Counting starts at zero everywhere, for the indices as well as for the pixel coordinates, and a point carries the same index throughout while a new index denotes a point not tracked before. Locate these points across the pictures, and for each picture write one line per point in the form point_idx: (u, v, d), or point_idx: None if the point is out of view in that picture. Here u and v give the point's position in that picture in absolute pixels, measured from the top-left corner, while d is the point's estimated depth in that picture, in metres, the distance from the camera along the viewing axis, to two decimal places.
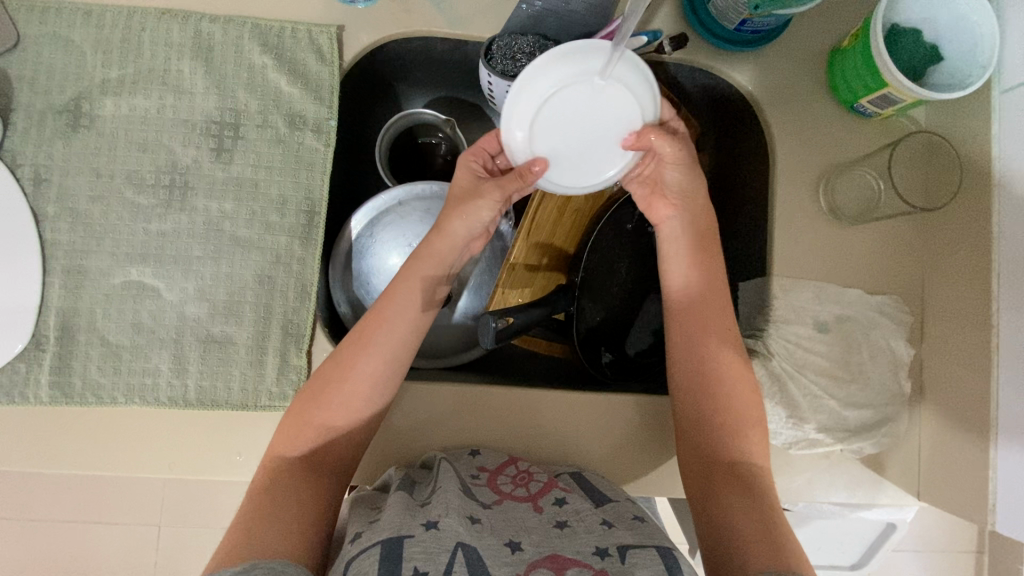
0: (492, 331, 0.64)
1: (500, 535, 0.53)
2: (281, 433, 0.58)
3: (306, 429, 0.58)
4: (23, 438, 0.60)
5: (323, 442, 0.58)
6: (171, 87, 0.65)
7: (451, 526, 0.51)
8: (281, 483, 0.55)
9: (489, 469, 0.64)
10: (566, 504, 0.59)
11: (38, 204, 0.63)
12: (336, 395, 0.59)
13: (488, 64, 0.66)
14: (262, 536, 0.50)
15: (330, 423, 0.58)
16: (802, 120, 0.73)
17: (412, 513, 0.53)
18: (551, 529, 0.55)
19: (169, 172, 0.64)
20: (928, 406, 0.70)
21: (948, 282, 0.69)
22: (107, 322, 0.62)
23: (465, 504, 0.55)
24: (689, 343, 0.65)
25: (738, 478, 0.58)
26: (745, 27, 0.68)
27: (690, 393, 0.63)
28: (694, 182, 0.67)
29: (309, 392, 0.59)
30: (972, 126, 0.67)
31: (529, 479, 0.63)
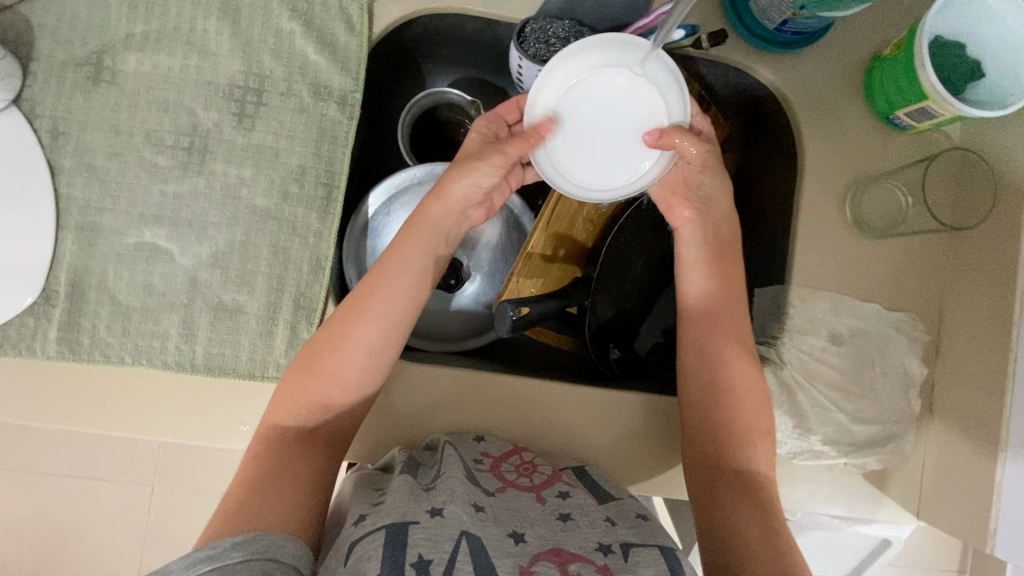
0: (509, 320, 0.64)
1: (504, 525, 0.53)
2: (275, 405, 0.58)
3: (301, 397, 0.58)
4: (27, 393, 0.60)
5: (317, 415, 0.57)
6: (195, 46, 0.64)
7: (455, 512, 0.51)
8: (276, 458, 0.55)
9: (493, 455, 0.64)
10: (569, 497, 0.59)
11: (55, 157, 0.62)
12: (327, 365, 0.58)
13: (520, 47, 0.65)
14: (256, 513, 0.49)
15: (326, 394, 0.58)
16: (834, 128, 0.71)
17: (417, 498, 0.53)
18: (554, 522, 0.55)
19: (189, 134, 0.63)
20: (938, 424, 0.70)
21: (967, 301, 0.68)
22: (118, 281, 0.62)
23: (469, 491, 0.55)
24: (702, 354, 0.64)
25: (744, 497, 0.57)
26: (786, 27, 0.66)
27: (700, 399, 0.63)
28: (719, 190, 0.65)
29: (303, 361, 0.59)
30: (1010, 147, 0.66)
31: (533, 470, 0.63)
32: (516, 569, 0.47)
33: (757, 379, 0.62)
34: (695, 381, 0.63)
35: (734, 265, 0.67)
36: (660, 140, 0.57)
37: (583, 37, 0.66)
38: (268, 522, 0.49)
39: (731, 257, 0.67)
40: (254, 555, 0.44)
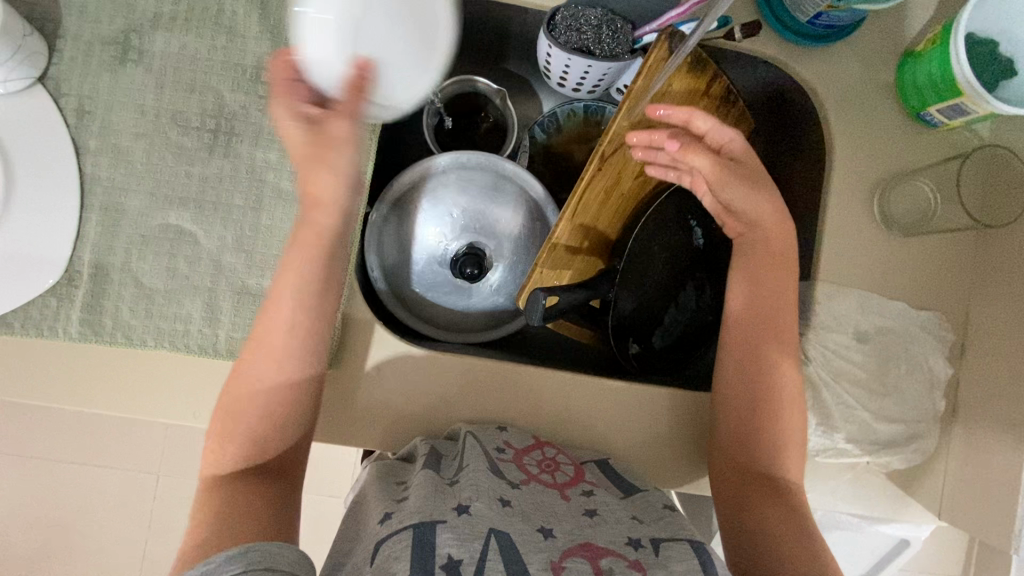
0: (541, 309, 0.65)
1: (532, 520, 0.52)
2: (215, 443, 0.52)
3: (235, 431, 0.52)
4: (53, 373, 0.60)
5: (258, 441, 0.52)
6: (223, 28, 0.63)
7: (482, 511, 0.51)
8: (230, 491, 0.50)
9: (515, 446, 0.63)
10: (593, 493, 0.59)
11: (80, 136, 0.61)
12: (257, 394, 0.52)
13: (551, 35, 0.64)
14: (237, 531, 0.46)
15: (263, 419, 0.52)
16: (864, 124, 0.71)
17: (442, 494, 0.53)
18: (580, 517, 0.55)
19: (215, 116, 0.62)
20: (962, 426, 0.69)
21: (995, 302, 0.68)
22: (142, 263, 0.61)
23: (495, 485, 0.54)
24: (744, 358, 0.63)
25: (777, 501, 0.58)
26: (819, 20, 0.66)
27: (738, 404, 0.61)
28: (758, 201, 0.64)
29: (229, 396, 0.53)
30: None
31: (556, 466, 0.62)
32: (548, 566, 0.47)
33: (794, 383, 0.61)
34: (730, 381, 0.62)
35: (786, 275, 0.64)
36: (681, 151, 0.64)
37: (614, 27, 0.66)
38: (255, 538, 0.46)
39: (776, 260, 0.64)
40: (249, 568, 0.43)
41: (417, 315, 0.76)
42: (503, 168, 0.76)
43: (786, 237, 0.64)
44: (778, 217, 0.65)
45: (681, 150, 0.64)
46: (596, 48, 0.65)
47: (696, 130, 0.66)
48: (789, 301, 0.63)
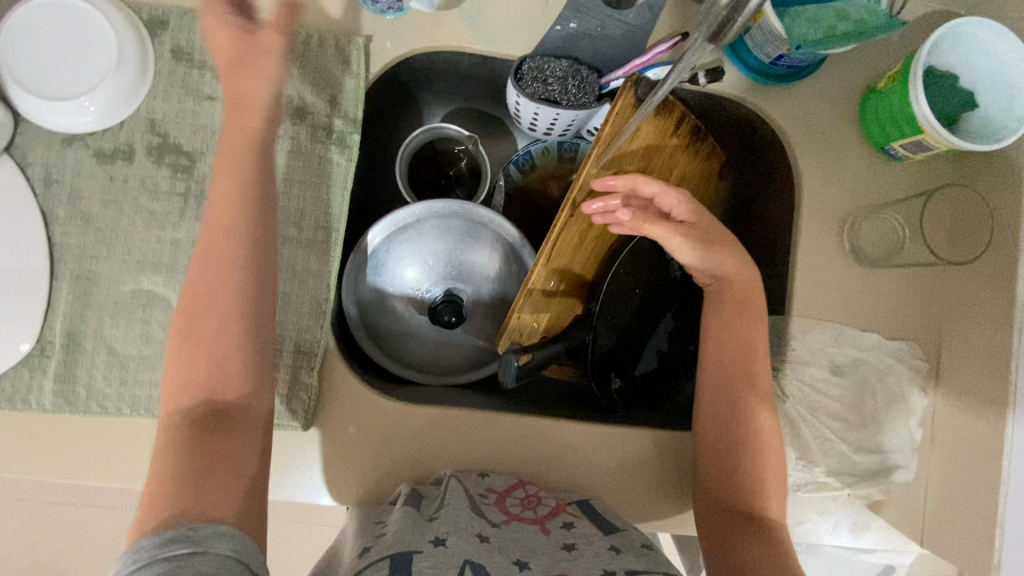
0: (513, 371, 0.70)
1: (510, 554, 0.53)
2: (174, 376, 0.49)
3: (191, 359, 0.49)
4: (29, 445, 0.60)
5: (217, 375, 0.49)
6: (191, 91, 0.63)
7: (459, 544, 0.51)
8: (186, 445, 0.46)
9: (498, 489, 0.63)
10: (573, 528, 0.59)
11: (48, 205, 0.61)
12: (211, 313, 0.49)
13: (518, 85, 0.65)
14: (201, 494, 0.44)
15: (217, 344, 0.49)
16: (830, 159, 0.72)
17: (421, 528, 0.53)
18: (558, 551, 0.55)
19: (185, 180, 0.62)
20: (938, 456, 0.70)
21: (965, 333, 0.69)
22: (115, 331, 0.61)
23: (474, 522, 0.55)
24: (720, 388, 0.64)
25: (757, 540, 0.57)
26: (782, 62, 0.66)
27: (711, 430, 0.63)
28: (715, 258, 0.66)
29: (185, 320, 0.50)
30: (987, 182, 0.68)
31: (538, 502, 0.62)
32: None
33: (769, 421, 0.62)
34: (707, 415, 0.64)
35: (756, 323, 0.65)
36: (633, 223, 0.64)
37: (581, 77, 0.66)
38: (215, 506, 0.44)
39: (749, 304, 0.65)
40: (229, 555, 0.42)
41: (396, 359, 0.76)
42: (478, 213, 0.75)
43: (752, 289, 0.66)
44: (741, 266, 0.66)
45: (633, 220, 0.64)
46: (563, 99, 0.66)
47: (642, 194, 0.66)
48: (761, 347, 0.65)
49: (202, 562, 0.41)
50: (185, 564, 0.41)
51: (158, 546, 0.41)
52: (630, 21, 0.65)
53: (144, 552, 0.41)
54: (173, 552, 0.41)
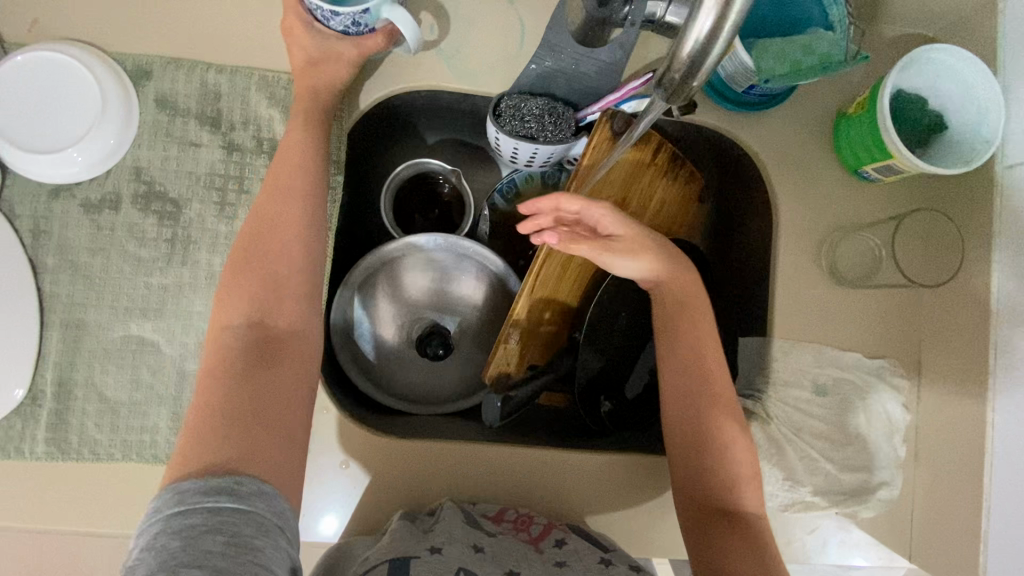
0: (497, 410, 0.74)
1: (502, 564, 0.54)
2: (223, 300, 0.53)
3: (244, 287, 0.53)
4: (21, 494, 0.60)
5: (267, 304, 0.53)
6: (176, 139, 0.64)
7: (455, 553, 0.54)
8: (234, 369, 0.49)
9: (492, 513, 0.64)
10: (565, 545, 0.60)
11: (37, 256, 0.62)
12: (271, 240, 0.55)
13: (496, 122, 0.67)
14: (255, 431, 0.46)
15: (272, 273, 0.54)
16: (806, 182, 0.73)
17: (418, 539, 0.55)
18: (549, 565, 0.56)
19: (171, 226, 0.63)
20: (923, 472, 0.71)
21: (945, 351, 0.70)
22: (105, 377, 0.62)
23: (469, 535, 0.57)
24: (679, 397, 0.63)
25: (737, 535, 0.58)
26: (753, 91, 0.68)
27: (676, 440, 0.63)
28: (648, 264, 0.65)
29: (243, 249, 0.55)
30: (962, 207, 0.70)
31: (530, 522, 0.64)
32: None
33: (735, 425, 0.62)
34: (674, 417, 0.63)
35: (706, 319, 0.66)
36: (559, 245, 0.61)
37: (556, 114, 0.68)
38: (266, 449, 0.46)
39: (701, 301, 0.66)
40: (268, 517, 0.43)
41: (387, 391, 0.77)
42: (462, 246, 0.76)
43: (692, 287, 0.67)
44: (679, 268, 0.66)
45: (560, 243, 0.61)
46: (540, 135, 0.68)
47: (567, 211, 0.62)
48: (712, 344, 0.65)
49: (243, 519, 0.42)
50: (227, 518, 0.41)
51: (202, 494, 0.41)
52: (603, 59, 0.65)
53: (189, 496, 0.41)
54: (215, 504, 0.41)
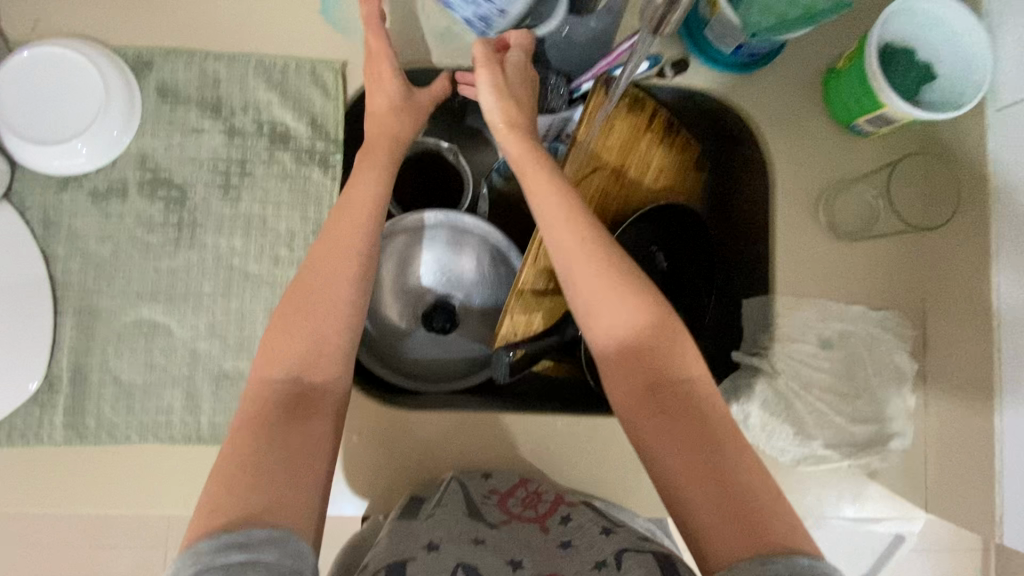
0: (505, 364, 0.73)
1: (504, 553, 0.55)
2: (267, 349, 0.54)
3: (288, 345, 0.53)
4: (41, 480, 0.61)
5: (308, 363, 0.53)
6: (178, 126, 0.66)
7: (452, 548, 0.54)
8: (268, 422, 0.50)
9: (501, 490, 0.65)
10: (571, 521, 0.60)
11: (48, 245, 0.64)
12: (314, 292, 0.55)
13: None
14: (264, 499, 0.45)
15: (316, 335, 0.54)
16: (799, 140, 0.74)
17: (414, 534, 0.55)
18: (554, 549, 0.56)
19: (177, 211, 0.65)
20: (934, 421, 0.71)
21: (950, 300, 0.70)
22: (119, 361, 0.63)
23: (468, 529, 0.57)
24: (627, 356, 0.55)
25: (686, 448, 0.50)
26: (743, 50, 0.69)
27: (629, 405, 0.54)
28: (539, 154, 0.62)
29: (288, 306, 0.55)
30: (959, 154, 0.70)
31: (537, 500, 0.64)
32: None
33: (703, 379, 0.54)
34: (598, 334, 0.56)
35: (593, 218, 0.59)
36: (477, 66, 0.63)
37: (549, 84, 0.70)
38: (275, 507, 0.45)
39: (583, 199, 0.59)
40: (283, 563, 0.43)
41: (398, 370, 0.78)
42: (462, 222, 0.77)
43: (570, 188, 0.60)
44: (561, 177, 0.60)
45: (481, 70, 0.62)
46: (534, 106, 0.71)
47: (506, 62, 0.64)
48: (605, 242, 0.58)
49: (256, 567, 0.42)
50: (241, 569, 0.41)
51: (216, 550, 0.42)
52: (592, 27, 0.66)
53: (205, 555, 0.42)
54: (226, 559, 0.42)
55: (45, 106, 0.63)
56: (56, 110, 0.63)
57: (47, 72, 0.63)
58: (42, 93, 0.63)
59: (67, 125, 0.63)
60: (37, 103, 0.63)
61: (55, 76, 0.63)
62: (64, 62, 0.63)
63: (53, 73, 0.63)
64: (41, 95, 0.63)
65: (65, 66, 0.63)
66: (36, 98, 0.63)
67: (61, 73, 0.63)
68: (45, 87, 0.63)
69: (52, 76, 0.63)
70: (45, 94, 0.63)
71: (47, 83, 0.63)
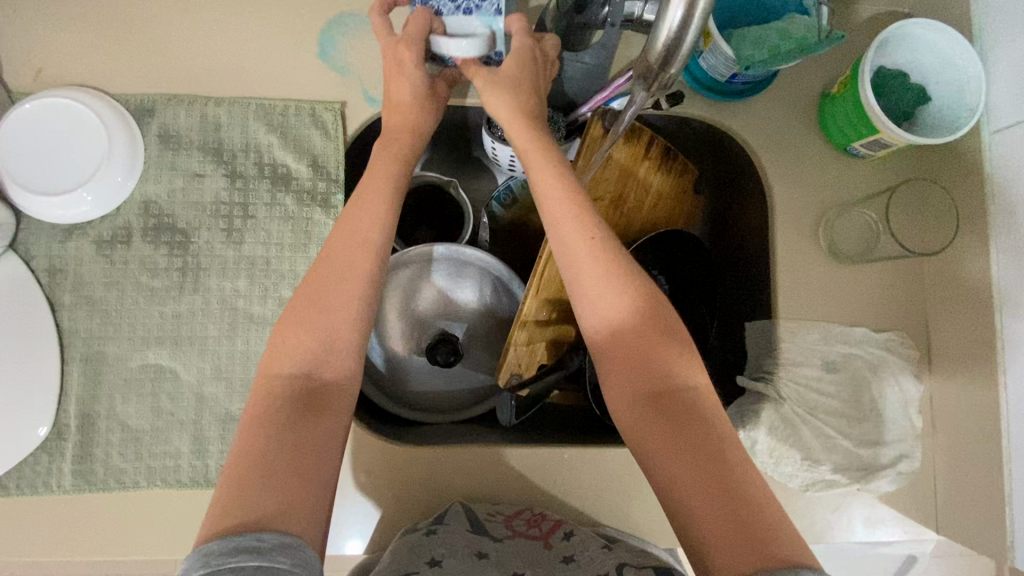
0: (511, 408, 0.74)
1: (507, 567, 0.55)
2: (277, 346, 0.53)
3: (298, 341, 0.53)
4: (51, 529, 0.62)
5: (320, 359, 0.53)
6: (180, 171, 0.66)
7: (454, 564, 0.55)
8: (278, 419, 0.49)
9: (506, 512, 0.66)
10: (573, 537, 0.61)
11: (54, 293, 0.64)
12: (325, 294, 0.55)
13: (492, 133, 0.71)
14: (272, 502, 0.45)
15: (326, 330, 0.54)
16: (797, 164, 0.74)
17: (418, 550, 0.56)
18: (556, 564, 0.57)
19: (181, 255, 0.65)
20: (942, 442, 0.71)
21: (952, 320, 0.70)
22: (126, 407, 0.63)
23: (472, 542, 0.58)
24: (631, 358, 0.54)
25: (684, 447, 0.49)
26: (737, 79, 0.69)
27: (630, 408, 0.53)
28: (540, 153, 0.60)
29: (299, 304, 0.55)
30: (956, 176, 0.71)
31: (542, 518, 0.64)
32: None
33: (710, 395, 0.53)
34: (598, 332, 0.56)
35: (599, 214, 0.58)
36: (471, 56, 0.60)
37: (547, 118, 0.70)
38: (282, 508, 0.45)
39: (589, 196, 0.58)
40: (294, 568, 0.42)
41: (405, 403, 0.78)
42: (464, 254, 0.77)
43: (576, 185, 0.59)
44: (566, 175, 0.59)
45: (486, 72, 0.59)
46: None
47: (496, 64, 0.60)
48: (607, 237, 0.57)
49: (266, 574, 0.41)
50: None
51: (226, 554, 0.41)
52: (588, 61, 0.68)
53: (214, 557, 0.42)
54: (237, 563, 0.41)
55: (49, 155, 0.64)
56: (60, 160, 0.64)
57: (49, 123, 0.64)
58: (45, 144, 0.64)
59: (71, 175, 0.64)
60: (40, 154, 0.64)
61: (57, 126, 0.64)
62: (66, 112, 0.64)
63: (54, 123, 0.64)
64: (44, 146, 0.64)
65: (66, 116, 0.64)
66: (39, 149, 0.64)
67: (63, 123, 0.64)
68: (48, 137, 0.64)
69: (53, 126, 0.64)
70: (48, 145, 0.64)
71: (50, 133, 0.64)
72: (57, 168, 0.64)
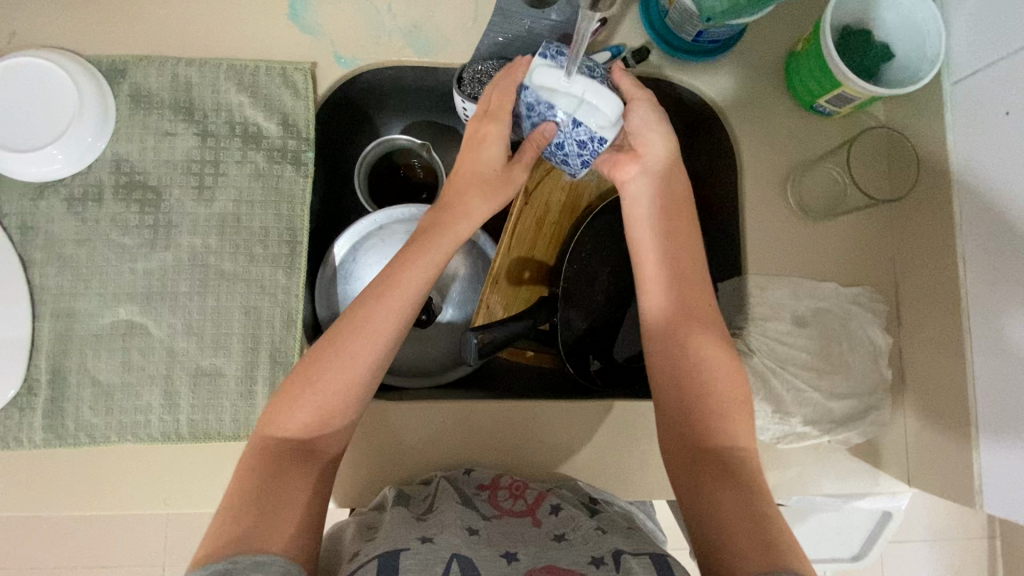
0: (474, 348, 0.65)
1: (498, 546, 0.55)
2: (298, 384, 0.55)
3: (302, 417, 0.54)
4: (22, 484, 0.62)
5: (322, 428, 0.55)
6: (152, 130, 0.67)
7: (447, 539, 0.54)
8: (272, 449, 0.53)
9: (489, 484, 0.65)
10: (561, 510, 0.61)
11: (25, 251, 0.65)
12: (353, 343, 0.55)
13: (460, 90, 0.68)
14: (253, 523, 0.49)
15: (345, 382, 0.55)
16: (765, 121, 0.75)
17: (410, 526, 0.55)
18: (548, 541, 0.57)
19: (153, 213, 0.66)
20: (911, 394, 0.71)
21: (917, 273, 0.71)
22: (97, 363, 0.63)
23: (463, 517, 0.58)
24: (695, 408, 0.59)
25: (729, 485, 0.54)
26: (703, 37, 0.70)
27: (683, 449, 0.58)
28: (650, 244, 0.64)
29: (300, 374, 0.55)
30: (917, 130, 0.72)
31: (524, 489, 0.64)
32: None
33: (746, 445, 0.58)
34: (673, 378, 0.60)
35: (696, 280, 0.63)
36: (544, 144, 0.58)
37: None
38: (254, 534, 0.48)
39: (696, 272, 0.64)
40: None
41: None
42: None
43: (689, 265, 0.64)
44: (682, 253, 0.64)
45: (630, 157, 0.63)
46: None
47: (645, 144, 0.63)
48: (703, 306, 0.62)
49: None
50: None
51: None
52: (553, 18, 0.69)
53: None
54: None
55: (19, 113, 0.65)
56: (29, 117, 0.65)
57: (19, 81, 0.64)
58: (15, 103, 0.64)
59: (42, 132, 0.64)
60: (11, 111, 0.65)
61: (28, 83, 0.64)
62: (36, 70, 0.64)
63: (25, 81, 0.64)
64: (13, 104, 0.64)
65: (37, 74, 0.64)
66: (10, 106, 0.64)
67: (34, 81, 0.64)
68: (17, 95, 0.64)
69: (23, 85, 0.64)
70: (18, 103, 0.64)
71: (20, 91, 0.64)
72: (27, 125, 0.64)
